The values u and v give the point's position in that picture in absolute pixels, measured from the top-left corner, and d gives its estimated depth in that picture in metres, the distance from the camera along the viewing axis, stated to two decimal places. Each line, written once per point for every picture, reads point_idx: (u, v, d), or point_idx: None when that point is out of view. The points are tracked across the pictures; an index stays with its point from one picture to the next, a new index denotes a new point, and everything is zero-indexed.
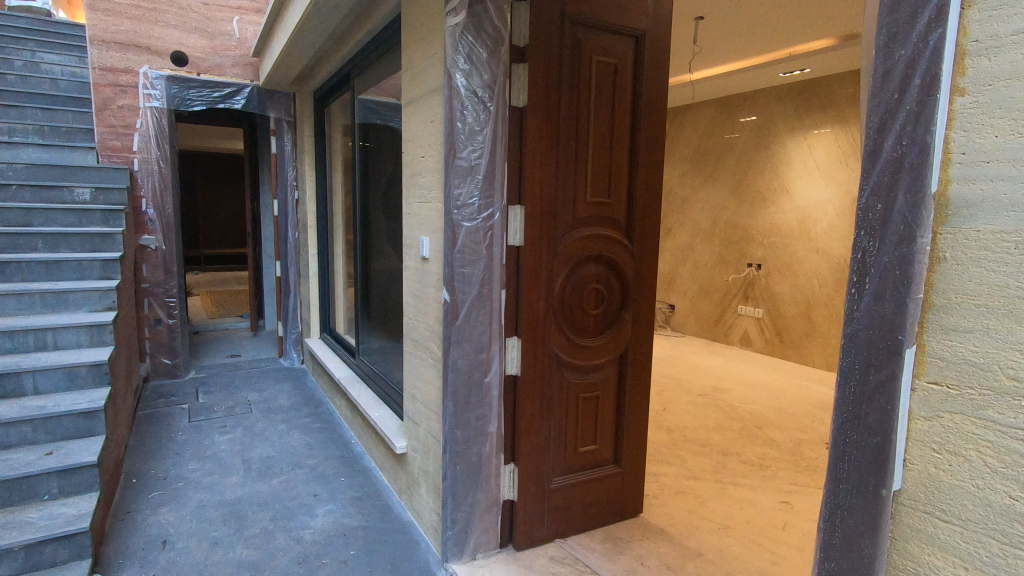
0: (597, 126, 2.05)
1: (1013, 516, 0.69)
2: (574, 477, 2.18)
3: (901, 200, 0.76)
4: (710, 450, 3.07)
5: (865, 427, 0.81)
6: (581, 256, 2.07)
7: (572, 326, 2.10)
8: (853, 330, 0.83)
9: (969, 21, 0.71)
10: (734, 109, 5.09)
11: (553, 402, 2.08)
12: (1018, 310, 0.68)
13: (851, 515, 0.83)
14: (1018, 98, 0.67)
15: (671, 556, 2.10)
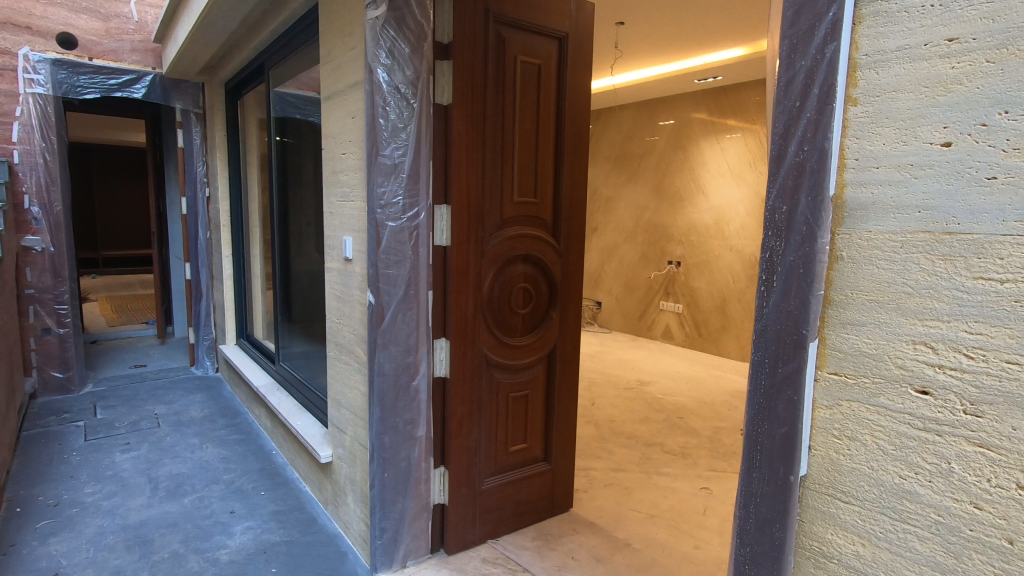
0: (522, 126, 2.05)
1: (902, 493, 0.75)
2: (504, 476, 2.18)
3: (803, 202, 0.80)
4: (636, 441, 3.17)
5: (775, 417, 0.85)
6: (508, 256, 2.06)
7: (500, 326, 2.09)
8: (762, 326, 0.86)
9: (859, 36, 0.76)
10: (653, 113, 5.30)
11: (483, 403, 2.07)
12: (906, 304, 0.74)
13: (764, 501, 0.87)
14: (902, 110, 0.73)
15: (600, 548, 2.14)
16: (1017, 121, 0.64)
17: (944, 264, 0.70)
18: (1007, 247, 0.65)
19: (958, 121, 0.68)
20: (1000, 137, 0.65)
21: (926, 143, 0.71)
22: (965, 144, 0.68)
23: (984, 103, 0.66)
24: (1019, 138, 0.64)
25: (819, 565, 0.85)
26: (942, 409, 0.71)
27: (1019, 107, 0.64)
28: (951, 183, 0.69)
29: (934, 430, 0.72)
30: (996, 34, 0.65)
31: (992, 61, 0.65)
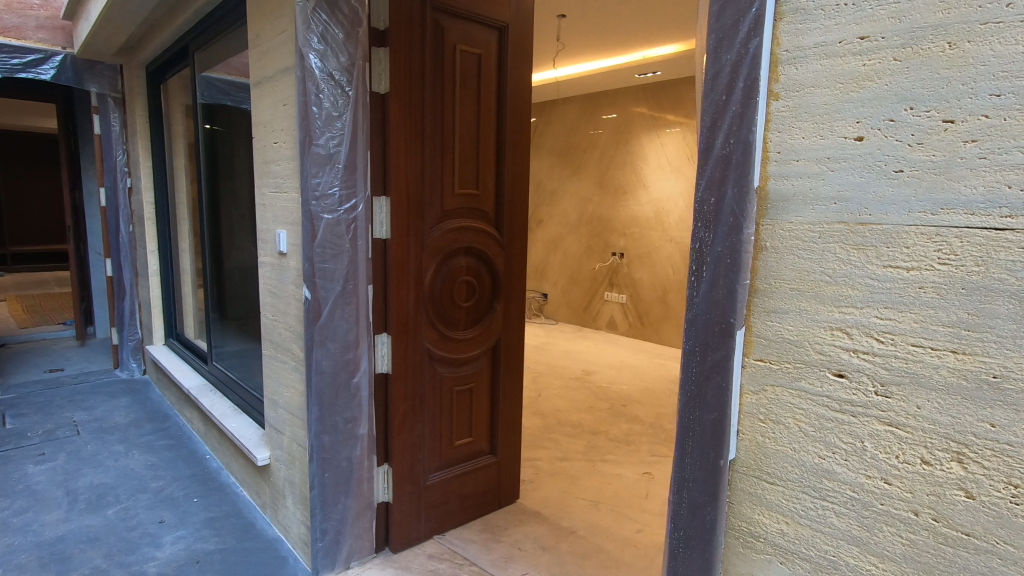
0: (463, 117, 2.02)
1: (821, 472, 0.79)
2: (449, 471, 2.16)
3: (730, 194, 0.82)
4: (582, 430, 3.23)
5: (705, 404, 0.87)
6: (450, 249, 2.03)
7: (443, 320, 2.06)
8: (692, 315, 0.88)
9: (780, 32, 0.79)
10: (596, 107, 5.37)
11: (426, 398, 2.04)
12: (824, 292, 0.77)
13: (696, 486, 0.89)
14: (819, 105, 0.76)
15: (546, 537, 2.17)
16: (921, 117, 0.68)
17: (857, 253, 0.73)
18: (912, 236, 0.69)
19: (870, 116, 0.71)
20: (906, 132, 0.69)
21: (841, 137, 0.74)
22: (875, 138, 0.71)
23: (892, 99, 0.69)
24: (923, 133, 0.68)
25: (747, 544, 0.88)
26: (857, 391, 0.75)
27: (924, 104, 0.67)
28: (862, 176, 0.72)
29: (849, 411, 0.76)
30: (901, 33, 0.68)
31: (898, 59, 0.69)
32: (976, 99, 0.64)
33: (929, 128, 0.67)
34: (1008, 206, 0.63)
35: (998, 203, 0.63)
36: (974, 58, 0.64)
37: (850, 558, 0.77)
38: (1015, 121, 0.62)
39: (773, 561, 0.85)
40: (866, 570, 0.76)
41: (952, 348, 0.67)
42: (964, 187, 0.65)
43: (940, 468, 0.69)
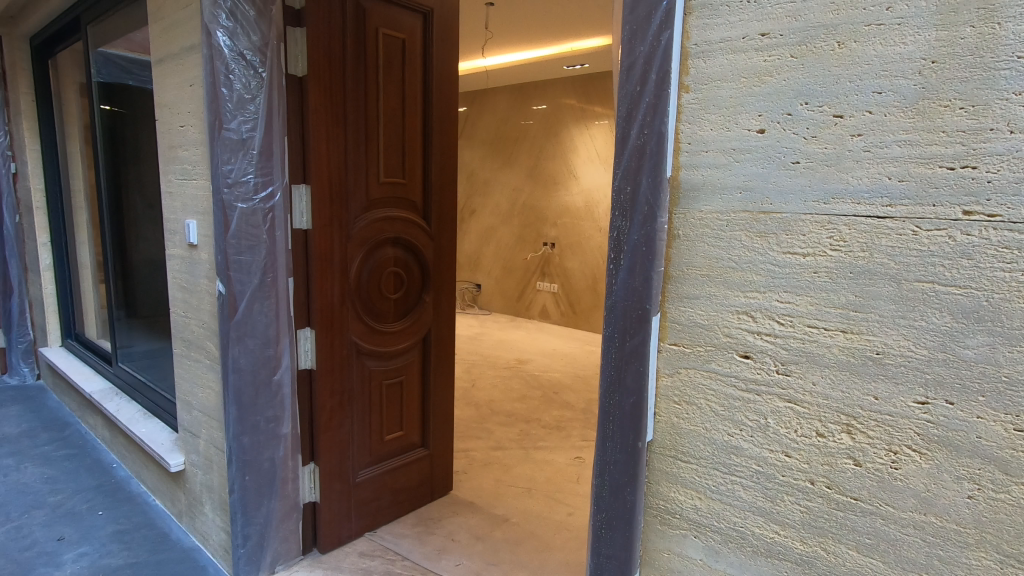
0: (387, 103, 1.96)
1: (730, 449, 0.83)
2: (380, 466, 2.12)
3: (645, 183, 0.84)
4: (515, 419, 3.26)
5: (624, 388, 0.90)
6: (377, 239, 1.98)
7: (370, 313, 2.00)
8: (612, 302, 0.90)
9: (690, 26, 0.81)
10: (526, 97, 5.39)
11: (354, 393, 1.98)
12: (730, 278, 0.80)
13: (617, 468, 0.92)
14: (726, 98, 0.79)
15: (479, 526, 2.17)
16: (814, 111, 0.72)
17: (760, 240, 0.77)
18: (808, 224, 0.74)
19: (771, 109, 0.75)
20: (802, 126, 0.73)
21: (745, 130, 0.77)
22: (776, 131, 0.75)
23: (789, 94, 0.73)
24: (816, 126, 0.72)
25: (664, 520, 0.91)
26: (760, 370, 0.79)
27: (816, 99, 0.72)
28: (764, 167, 0.76)
29: (754, 390, 0.80)
30: (798, 31, 0.72)
31: (795, 57, 0.72)
32: (861, 95, 0.68)
33: (822, 122, 0.71)
34: (889, 196, 0.68)
35: (880, 193, 0.68)
36: (859, 58, 0.68)
37: (755, 528, 0.82)
38: (893, 118, 0.67)
39: (688, 535, 0.89)
40: (770, 538, 0.81)
41: (841, 328, 0.72)
42: (851, 178, 0.70)
43: (833, 440, 0.74)
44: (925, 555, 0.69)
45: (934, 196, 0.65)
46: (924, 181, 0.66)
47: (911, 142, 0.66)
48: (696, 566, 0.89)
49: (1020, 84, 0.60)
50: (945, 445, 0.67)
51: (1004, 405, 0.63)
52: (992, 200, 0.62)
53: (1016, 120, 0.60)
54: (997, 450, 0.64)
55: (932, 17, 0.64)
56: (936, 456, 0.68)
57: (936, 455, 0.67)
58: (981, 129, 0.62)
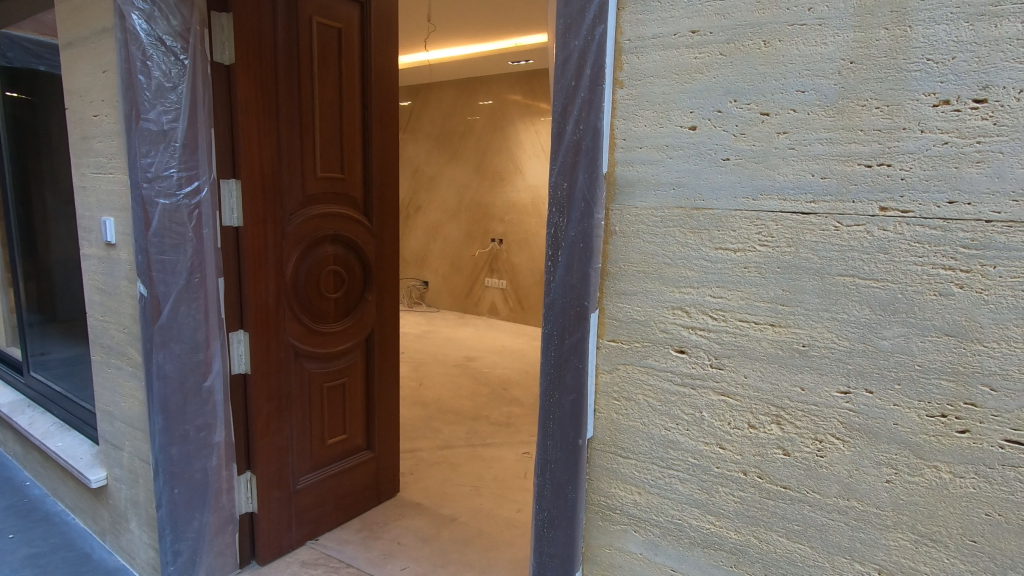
0: (323, 94, 1.87)
1: (668, 443, 0.84)
2: (322, 472, 2.04)
3: (581, 179, 0.84)
4: (463, 417, 3.22)
5: (564, 386, 0.89)
6: (315, 237, 1.89)
7: (309, 313, 1.92)
8: (550, 299, 0.89)
9: (623, 22, 0.81)
10: (472, 92, 5.36)
11: (293, 398, 1.90)
12: (666, 274, 0.81)
13: (558, 467, 0.92)
14: (658, 94, 0.79)
15: (427, 528, 2.14)
16: (743, 109, 0.73)
17: (693, 236, 0.78)
18: (738, 220, 0.75)
19: (702, 106, 0.76)
20: (731, 123, 0.74)
21: (677, 126, 0.78)
22: (706, 128, 0.75)
23: (718, 92, 0.74)
24: (744, 124, 0.73)
25: (605, 516, 0.91)
26: (695, 365, 0.80)
27: (744, 98, 0.73)
28: (696, 164, 0.77)
29: (690, 384, 0.81)
30: (725, 29, 0.73)
31: (724, 54, 0.73)
32: (786, 94, 0.70)
33: (750, 120, 0.72)
34: (812, 192, 0.70)
35: (805, 190, 0.70)
36: (783, 57, 0.70)
37: (692, 519, 0.83)
38: (816, 116, 0.69)
39: (628, 530, 0.89)
40: (706, 529, 0.82)
41: (770, 322, 0.74)
42: (778, 175, 0.71)
43: (763, 431, 0.76)
44: (849, 538, 0.72)
45: (854, 192, 0.67)
46: (844, 177, 0.68)
47: (832, 140, 0.68)
48: (637, 560, 0.89)
49: (930, 85, 0.62)
50: (866, 432, 0.69)
51: (918, 393, 0.66)
52: (905, 196, 0.65)
53: (927, 120, 0.63)
54: (912, 436, 0.67)
55: (850, 18, 0.65)
56: (857, 444, 0.70)
57: (858, 442, 0.70)
58: (894, 128, 0.64)
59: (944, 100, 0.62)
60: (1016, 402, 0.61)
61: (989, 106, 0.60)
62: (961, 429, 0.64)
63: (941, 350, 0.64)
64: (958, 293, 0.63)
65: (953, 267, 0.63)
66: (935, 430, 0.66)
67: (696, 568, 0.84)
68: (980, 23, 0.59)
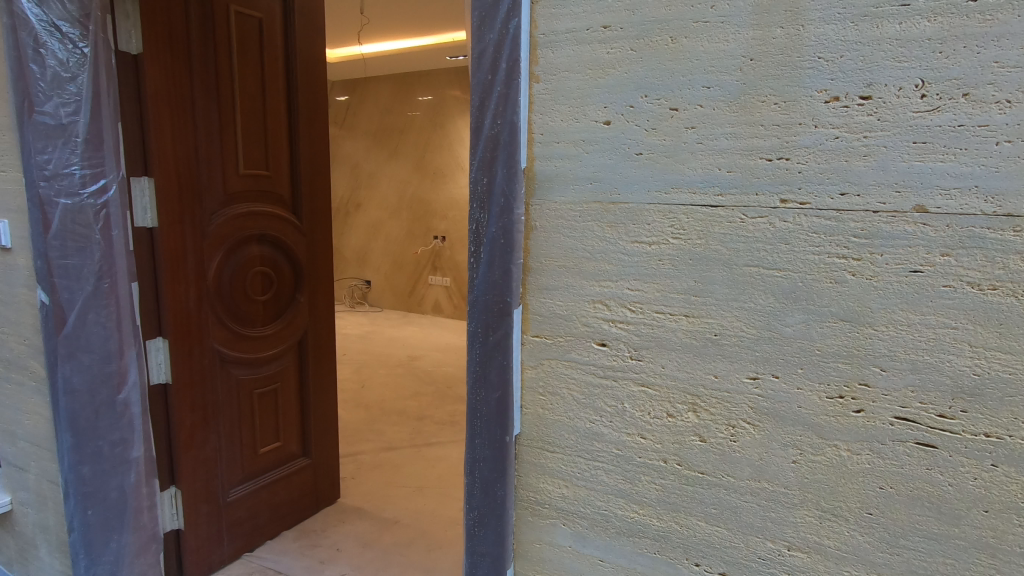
0: (245, 84, 1.72)
1: (592, 436, 0.85)
2: (255, 483, 1.90)
3: (500, 174, 0.83)
4: (407, 417, 3.17)
5: (489, 383, 0.89)
6: (240, 236, 1.74)
7: (235, 318, 1.76)
8: (473, 297, 0.88)
9: (537, 15, 0.80)
10: (410, 88, 5.27)
11: (220, 408, 1.74)
12: (585, 268, 0.81)
13: (486, 465, 0.91)
14: (573, 89, 0.79)
15: (368, 532, 2.06)
16: (652, 104, 0.74)
17: (611, 230, 0.79)
18: (651, 214, 0.76)
19: (614, 102, 0.76)
20: (642, 118, 0.75)
21: (592, 121, 0.78)
22: (619, 123, 0.76)
23: (630, 87, 0.75)
24: (655, 119, 0.74)
25: (535, 511, 0.91)
26: (615, 357, 0.81)
27: (654, 93, 0.74)
28: (611, 158, 0.77)
29: (612, 376, 0.82)
30: (634, 25, 0.74)
31: (634, 50, 0.74)
32: (692, 89, 0.71)
33: (660, 115, 0.74)
34: (719, 185, 0.72)
35: (713, 183, 0.72)
36: (690, 53, 0.71)
37: (618, 509, 0.84)
38: (721, 112, 0.70)
39: (557, 524, 0.90)
40: (631, 518, 0.83)
41: (684, 312, 0.76)
42: (687, 169, 0.73)
43: (681, 419, 0.78)
44: (761, 518, 0.75)
45: (756, 185, 0.70)
46: (748, 171, 0.70)
47: (736, 135, 0.70)
48: (566, 552, 0.90)
49: (822, 82, 0.65)
50: (773, 416, 0.72)
51: (819, 376, 0.69)
52: (802, 188, 0.67)
53: (820, 116, 0.66)
54: (814, 417, 0.70)
55: (749, 16, 0.67)
56: (766, 427, 0.73)
57: (766, 426, 0.73)
58: (791, 124, 0.67)
59: (835, 96, 0.65)
60: (902, 381, 0.66)
61: (874, 103, 0.63)
62: (856, 408, 0.68)
63: (837, 334, 0.68)
64: (851, 280, 0.66)
65: (846, 255, 0.66)
66: (834, 411, 0.69)
67: (623, 557, 0.85)
68: (864, 23, 0.63)
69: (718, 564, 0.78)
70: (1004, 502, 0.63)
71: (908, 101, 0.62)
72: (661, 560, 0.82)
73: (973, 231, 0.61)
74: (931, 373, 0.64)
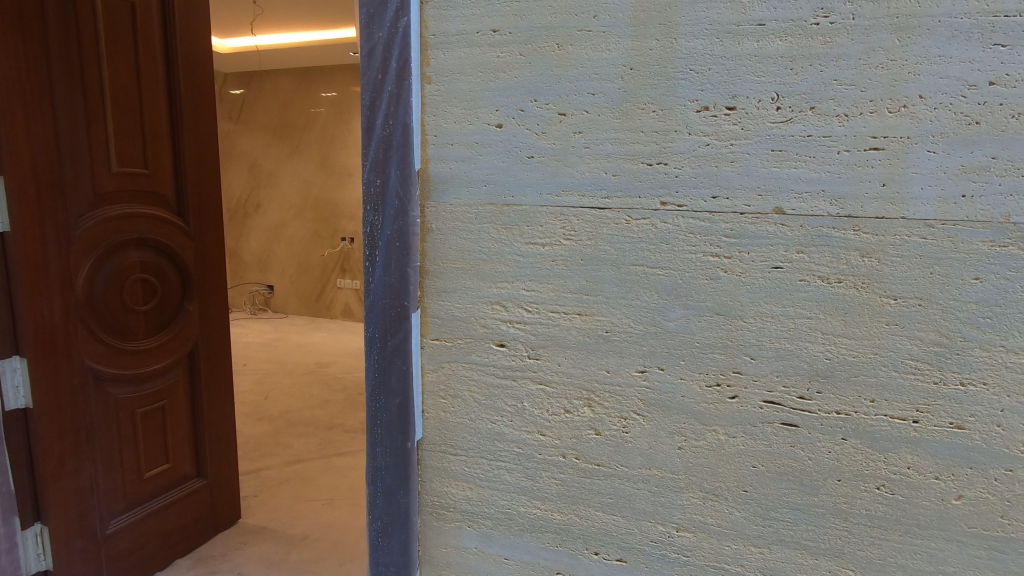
0: (115, 72, 1.54)
1: (494, 436, 0.85)
2: (141, 511, 1.70)
3: (393, 175, 0.82)
4: (315, 427, 3.02)
5: (389, 389, 0.87)
6: (114, 241, 1.55)
7: (111, 331, 1.57)
8: (371, 301, 0.86)
9: (427, 16, 0.79)
10: (312, 83, 5.05)
11: (95, 430, 1.54)
12: (482, 269, 0.82)
13: (388, 473, 0.89)
14: (465, 91, 0.79)
15: (273, 551, 1.92)
16: (542, 108, 0.76)
17: (506, 232, 0.80)
18: (545, 216, 0.78)
19: (506, 105, 0.77)
20: (533, 122, 0.76)
21: (485, 123, 0.79)
22: (511, 126, 0.77)
23: (520, 91, 0.76)
24: (545, 123, 0.76)
25: (439, 516, 0.90)
26: (514, 357, 0.82)
27: (543, 97, 0.75)
28: (504, 161, 0.78)
29: (511, 376, 0.83)
30: (523, 30, 0.75)
31: (523, 55, 0.75)
32: (579, 96, 0.74)
33: (549, 119, 0.76)
34: (606, 188, 0.74)
35: (600, 186, 0.75)
36: (575, 60, 0.73)
37: (520, 507, 0.85)
38: (605, 117, 0.73)
39: (462, 526, 0.89)
40: (533, 514, 0.85)
41: (577, 311, 0.78)
42: (576, 172, 0.75)
43: (577, 414, 0.80)
44: (652, 503, 0.79)
45: (639, 188, 0.73)
46: (631, 175, 0.73)
47: (619, 140, 0.73)
48: (472, 554, 0.89)
49: (693, 93, 0.70)
50: (660, 406, 0.77)
51: (699, 366, 0.74)
52: (679, 192, 0.72)
53: (693, 124, 0.70)
54: (696, 405, 0.75)
55: (628, 27, 0.71)
56: (655, 417, 0.77)
57: (655, 416, 0.77)
58: (668, 131, 0.71)
59: (705, 106, 0.70)
60: (769, 367, 0.72)
61: (738, 113, 0.69)
62: (731, 395, 0.73)
63: (713, 327, 0.73)
64: (723, 276, 0.72)
65: (718, 254, 0.72)
66: (712, 398, 0.74)
67: (527, 553, 0.86)
68: (728, 39, 0.68)
69: (616, 550, 0.82)
70: (853, 470, 0.71)
71: (766, 113, 0.68)
72: (562, 552, 0.84)
73: (821, 231, 0.68)
74: (791, 359, 0.71)
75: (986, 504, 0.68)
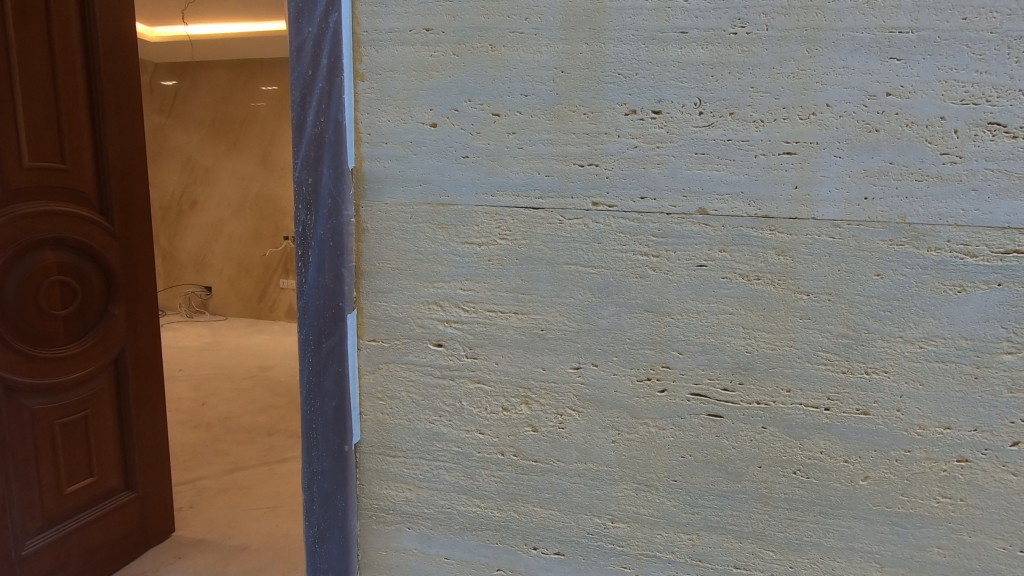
0: (25, 60, 1.43)
1: (433, 436, 0.85)
2: (61, 529, 1.59)
3: (326, 174, 0.80)
4: (256, 434, 2.92)
5: (325, 392, 0.86)
6: (24, 241, 1.44)
7: (24, 338, 1.46)
8: (304, 303, 0.85)
9: (359, 12, 0.78)
10: (251, 76, 4.85)
11: (5, 445, 1.43)
12: (418, 269, 0.81)
13: (325, 477, 0.88)
14: (398, 90, 0.78)
15: (209, 563, 1.83)
16: (476, 108, 0.76)
17: (441, 232, 0.80)
18: (480, 215, 0.78)
19: (440, 105, 0.77)
20: (467, 122, 0.76)
21: (419, 122, 0.78)
22: (446, 125, 0.77)
23: (454, 91, 0.76)
24: (479, 123, 0.76)
25: (379, 519, 0.89)
26: (451, 357, 0.82)
27: (477, 98, 0.76)
28: (438, 160, 0.78)
29: (449, 376, 0.83)
30: (456, 30, 0.75)
31: (457, 54, 0.75)
32: (512, 97, 0.75)
33: (483, 119, 0.76)
34: (539, 189, 0.76)
35: (534, 186, 0.76)
36: (508, 61, 0.74)
37: (460, 505, 0.86)
38: (537, 119, 0.74)
39: (402, 528, 0.89)
40: (473, 512, 0.85)
41: (514, 310, 0.79)
42: (510, 172, 0.76)
43: (515, 412, 0.81)
44: (588, 496, 0.81)
45: (572, 189, 0.75)
46: (564, 175, 0.75)
47: (552, 141, 0.74)
48: (412, 555, 0.89)
49: (622, 96, 0.72)
50: (595, 402, 0.78)
51: (630, 362, 0.77)
52: (610, 193, 0.74)
53: (622, 127, 0.72)
54: (628, 399, 0.77)
55: (559, 30, 0.72)
56: (589, 413, 0.79)
57: (589, 411, 0.79)
58: (598, 133, 0.73)
59: (633, 109, 0.72)
60: (695, 361, 0.75)
61: (663, 117, 0.71)
62: (661, 388, 0.76)
63: (644, 323, 0.75)
64: (652, 275, 0.74)
65: (647, 253, 0.74)
66: (644, 392, 0.77)
67: (467, 551, 0.87)
68: (653, 45, 0.70)
69: (553, 544, 0.83)
70: (772, 456, 0.75)
71: (690, 117, 0.71)
72: (502, 548, 0.85)
73: (741, 231, 0.72)
74: (716, 353, 0.74)
75: (888, 483, 0.73)
